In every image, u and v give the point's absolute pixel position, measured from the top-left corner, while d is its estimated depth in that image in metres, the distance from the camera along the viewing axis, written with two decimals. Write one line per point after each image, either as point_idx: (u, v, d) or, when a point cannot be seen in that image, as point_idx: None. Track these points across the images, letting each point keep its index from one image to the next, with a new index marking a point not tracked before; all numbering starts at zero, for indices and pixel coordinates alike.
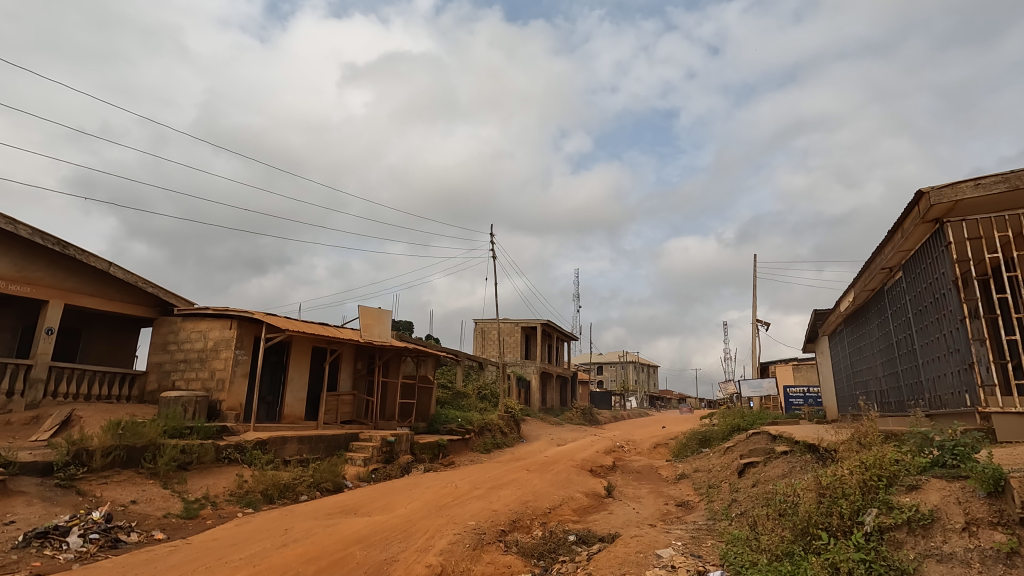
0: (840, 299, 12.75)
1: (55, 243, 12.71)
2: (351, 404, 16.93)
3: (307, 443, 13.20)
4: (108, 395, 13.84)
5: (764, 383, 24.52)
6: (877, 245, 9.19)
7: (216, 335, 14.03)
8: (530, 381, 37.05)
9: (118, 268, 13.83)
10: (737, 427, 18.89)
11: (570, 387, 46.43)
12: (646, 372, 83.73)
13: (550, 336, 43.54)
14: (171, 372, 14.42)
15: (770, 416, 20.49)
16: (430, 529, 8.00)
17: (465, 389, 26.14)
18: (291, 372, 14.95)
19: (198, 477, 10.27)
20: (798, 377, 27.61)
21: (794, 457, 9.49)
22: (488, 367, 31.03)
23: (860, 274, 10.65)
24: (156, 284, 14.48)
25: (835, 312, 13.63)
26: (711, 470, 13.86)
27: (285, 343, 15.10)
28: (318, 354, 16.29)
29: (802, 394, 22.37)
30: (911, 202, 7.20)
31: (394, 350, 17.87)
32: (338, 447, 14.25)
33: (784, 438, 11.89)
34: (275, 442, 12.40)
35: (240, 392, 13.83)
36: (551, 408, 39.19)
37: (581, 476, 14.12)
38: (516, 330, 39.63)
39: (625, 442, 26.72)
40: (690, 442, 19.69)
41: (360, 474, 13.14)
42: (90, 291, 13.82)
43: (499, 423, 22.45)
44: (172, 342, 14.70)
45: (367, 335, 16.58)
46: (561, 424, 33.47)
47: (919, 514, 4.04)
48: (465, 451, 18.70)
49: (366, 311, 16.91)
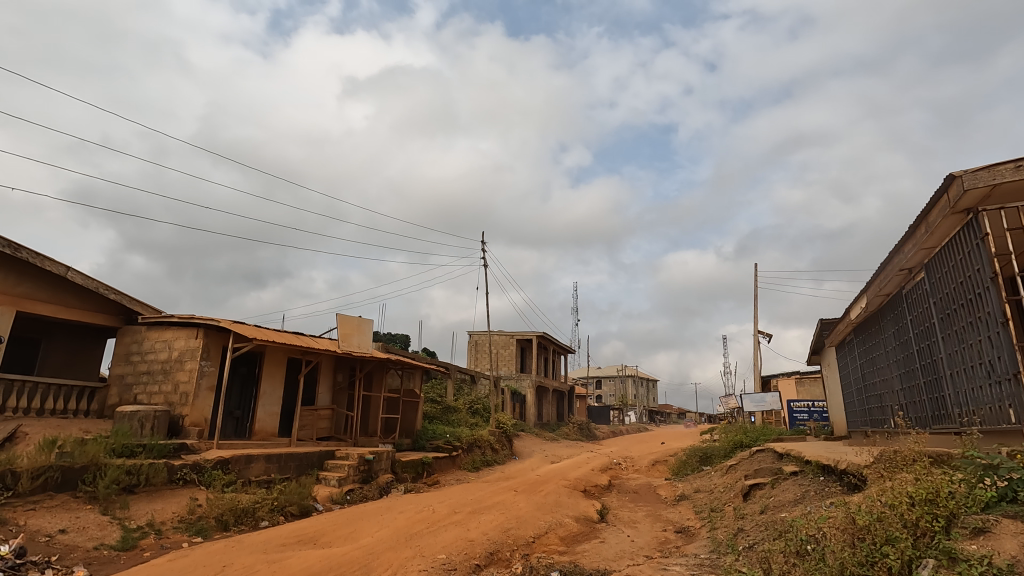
0: (851, 307, 11.85)
1: (4, 245, 11.82)
2: (329, 420, 15.90)
3: (275, 462, 12.20)
4: (65, 410, 12.83)
5: (767, 397, 23.51)
6: (895, 243, 8.31)
7: (181, 344, 13.09)
8: (525, 395, 35.94)
9: (76, 273, 12.93)
10: (739, 445, 17.90)
11: (568, 401, 45.29)
12: (645, 386, 82.46)
13: (546, 349, 42.50)
14: (133, 385, 13.44)
15: (775, 431, 19.47)
16: (392, 565, 6.99)
17: (456, 403, 25.07)
18: (263, 385, 13.95)
19: (144, 501, 9.27)
20: (801, 391, 26.61)
21: (807, 481, 8.57)
22: (480, 381, 29.98)
23: (873, 277, 9.77)
24: (118, 290, 13.55)
25: (845, 322, 12.73)
26: (713, 492, 12.84)
27: (256, 353, 14.12)
28: (293, 366, 15.30)
29: (806, 409, 21.36)
30: (939, 189, 6.34)
31: (376, 361, 16.87)
32: (311, 466, 13.22)
33: (793, 457, 10.95)
34: (239, 461, 11.40)
35: (205, 407, 12.84)
36: (547, 423, 38.06)
37: (572, 498, 13.05)
38: (511, 342, 38.59)
39: (623, 459, 25.57)
40: (691, 460, 18.65)
41: (333, 495, 12.10)
42: (44, 297, 12.89)
43: (490, 439, 21.40)
44: (135, 352, 13.72)
45: (345, 345, 15.62)
46: (556, 439, 32.31)
47: (993, 569, 3.14)
48: (451, 469, 17.64)
49: (345, 320, 15.98)
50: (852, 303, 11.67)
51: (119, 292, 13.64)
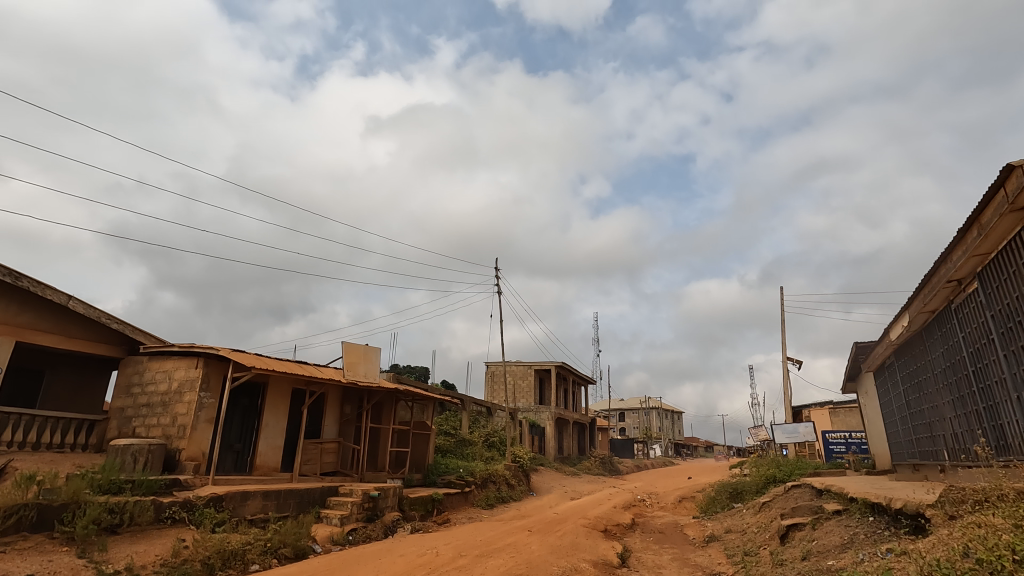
0: (891, 326, 10.87)
1: (5, 273, 11.63)
2: (335, 454, 15.22)
3: (273, 500, 11.51)
4: (62, 444, 12.34)
5: (800, 428, 22.12)
6: (941, 251, 7.48)
7: (181, 375, 12.64)
8: (544, 428, 34.78)
9: (78, 301, 12.68)
10: (772, 479, 16.64)
11: (589, 434, 43.79)
12: (670, 419, 79.92)
13: (565, 380, 41.38)
14: (132, 418, 12.97)
15: (810, 465, 18.13)
16: None
17: (471, 435, 24.16)
18: (265, 417, 13.39)
19: (126, 542, 8.65)
20: (836, 422, 25.11)
21: (854, 522, 7.56)
22: (497, 413, 29.03)
23: (916, 292, 8.88)
24: (121, 320, 13.25)
25: (884, 343, 11.70)
26: (746, 533, 11.70)
27: (258, 384, 13.61)
28: (298, 397, 14.73)
29: (843, 440, 19.96)
30: (995, 183, 5.58)
31: (384, 392, 16.22)
32: (312, 503, 12.47)
33: (835, 494, 9.88)
34: (234, 498, 10.75)
35: (203, 440, 12.27)
36: (568, 457, 36.66)
37: (591, 540, 12.02)
38: (530, 373, 37.60)
39: (647, 495, 24.18)
40: (720, 496, 17.39)
41: (333, 535, 11.30)
42: (46, 327, 12.63)
43: (505, 474, 20.39)
44: (136, 384, 13.30)
45: (351, 375, 15.03)
46: (577, 474, 30.94)
47: None
48: (463, 506, 16.73)
49: (352, 348, 15.44)
50: (892, 322, 10.69)
51: (122, 321, 13.34)
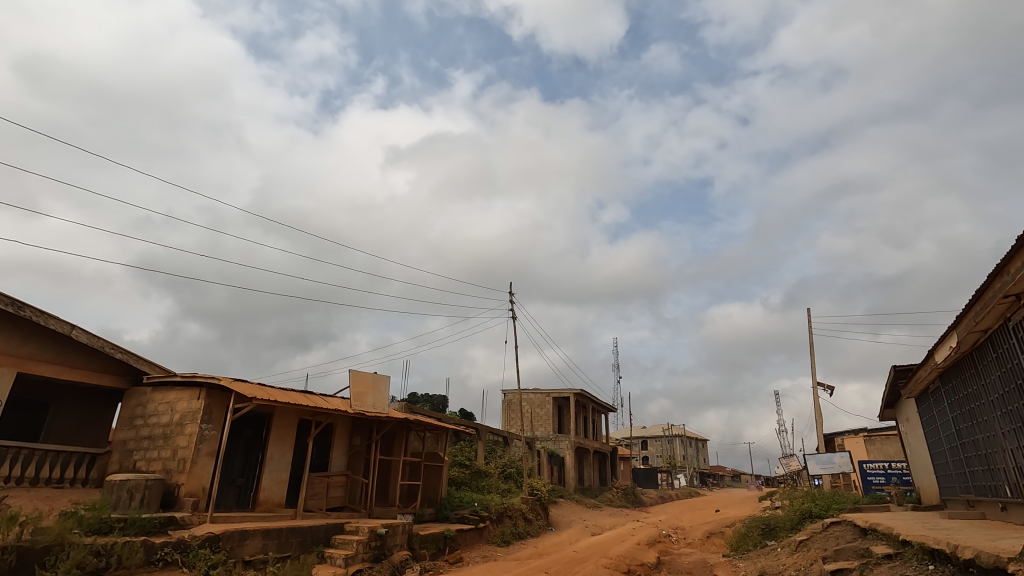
0: (936, 348, 9.99)
1: (8, 303, 11.45)
2: (342, 488, 14.58)
3: (274, 539, 10.89)
4: (61, 478, 11.91)
5: (835, 457, 20.85)
6: (996, 264, 6.73)
7: (183, 406, 12.22)
8: (563, 457, 33.67)
9: (81, 331, 12.44)
10: (808, 514, 15.49)
11: (611, 463, 42.36)
12: (695, 447, 77.51)
13: (586, 408, 40.23)
14: (133, 451, 12.55)
15: (848, 499, 16.91)
16: None
17: (487, 467, 23.32)
18: (269, 450, 12.87)
19: None
20: (873, 451, 23.77)
21: (912, 571, 6.65)
22: (514, 443, 28.10)
23: (965, 309, 8.09)
24: (124, 349, 12.97)
25: (928, 367, 10.79)
26: None
27: (263, 415, 13.13)
28: (304, 428, 14.20)
29: (882, 471, 18.70)
30: None
31: (394, 422, 15.59)
32: (316, 542, 11.80)
33: (883, 535, 8.91)
34: (231, 537, 10.15)
35: (203, 474, 11.77)
36: (589, 488, 35.35)
37: None
38: (548, 401, 36.62)
39: (673, 529, 22.88)
40: (751, 532, 16.25)
41: None
42: (49, 358, 12.38)
43: (523, 508, 19.47)
44: (138, 416, 12.91)
45: (358, 405, 14.49)
46: (598, 507, 29.64)
47: None
48: (478, 544, 15.88)
49: (360, 377, 14.92)
50: (937, 343, 9.82)
51: (126, 351, 13.05)
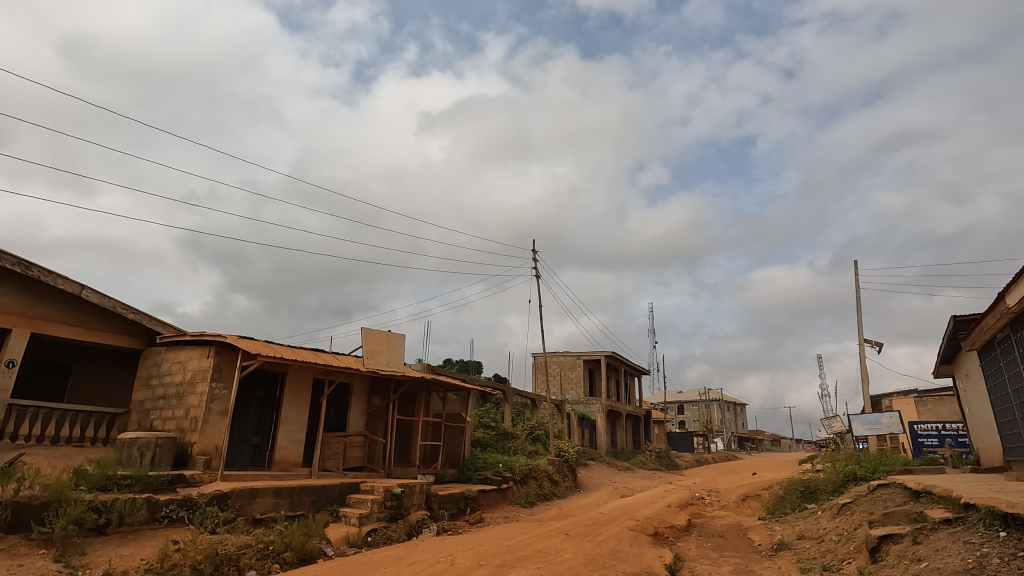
0: (1008, 290, 8.69)
1: (16, 263, 11.35)
2: (361, 448, 14.33)
3: (286, 497, 10.66)
4: (82, 438, 11.90)
5: (884, 418, 19.47)
6: None
7: (194, 365, 12.00)
8: (595, 420, 33.18)
9: (92, 291, 12.31)
10: (852, 477, 14.46)
11: (645, 426, 41.70)
12: (733, 412, 75.94)
13: (617, 371, 39.37)
14: (150, 411, 12.48)
15: (897, 461, 15.71)
16: None
17: (513, 429, 22.97)
18: (284, 409, 12.64)
19: (112, 545, 7.95)
20: (924, 413, 22.31)
21: (978, 538, 5.72)
22: (543, 406, 27.65)
23: None
24: (136, 309, 12.84)
25: (997, 313, 9.51)
26: (823, 541, 9.84)
27: (276, 374, 12.89)
28: (319, 388, 13.92)
29: (936, 433, 17.37)
30: None
31: (412, 382, 15.16)
32: (330, 501, 11.57)
33: (939, 498, 7.92)
34: (241, 496, 9.92)
35: (216, 433, 11.61)
36: (621, 451, 34.91)
37: (636, 546, 10.46)
38: (578, 364, 35.99)
39: (707, 492, 22.09)
40: (790, 495, 15.33)
41: (348, 537, 10.26)
42: (63, 318, 12.33)
43: (549, 469, 18.99)
44: (154, 376, 12.79)
45: (372, 363, 14.08)
46: (630, 469, 29.07)
47: None
48: (500, 504, 15.54)
49: (373, 335, 14.49)
50: (1011, 284, 8.53)
51: (138, 311, 12.92)
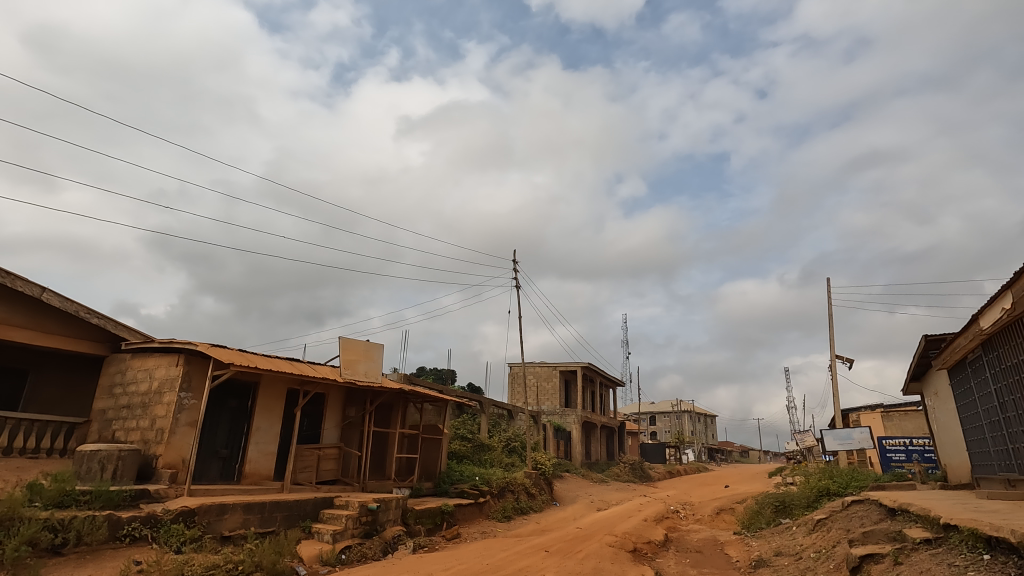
0: (982, 311, 8.93)
1: None
2: (335, 461, 13.93)
3: (257, 513, 10.24)
4: (37, 449, 11.25)
5: (854, 433, 19.81)
6: None
7: (162, 374, 11.49)
8: (570, 431, 33.10)
9: (53, 294, 11.73)
10: (826, 492, 14.63)
11: (619, 437, 41.80)
12: (704, 424, 76.86)
13: (592, 382, 39.45)
14: (113, 421, 11.91)
15: (867, 476, 15.99)
16: None
17: (489, 440, 22.72)
18: (255, 420, 12.21)
19: (68, 566, 7.47)
20: (890, 428, 22.89)
21: (962, 560, 5.76)
22: (519, 417, 27.45)
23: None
24: (101, 314, 12.28)
25: (970, 335, 9.74)
26: (801, 558, 9.89)
27: (249, 383, 12.45)
28: (293, 399, 13.49)
29: (904, 448, 17.77)
30: None
31: (390, 392, 14.86)
32: (302, 517, 11.15)
33: (917, 516, 8.03)
34: (209, 512, 9.47)
35: (183, 445, 11.11)
36: (595, 463, 34.92)
37: (618, 564, 10.32)
38: (554, 374, 35.91)
39: (682, 506, 22.12)
40: (764, 510, 15.42)
41: (321, 555, 9.88)
42: (21, 323, 11.71)
43: (526, 482, 18.78)
44: (118, 384, 12.22)
45: (349, 373, 13.74)
46: (605, 481, 29.01)
47: None
48: (477, 518, 15.27)
49: (351, 345, 14.13)
50: (984, 305, 8.76)
51: (103, 316, 12.36)
